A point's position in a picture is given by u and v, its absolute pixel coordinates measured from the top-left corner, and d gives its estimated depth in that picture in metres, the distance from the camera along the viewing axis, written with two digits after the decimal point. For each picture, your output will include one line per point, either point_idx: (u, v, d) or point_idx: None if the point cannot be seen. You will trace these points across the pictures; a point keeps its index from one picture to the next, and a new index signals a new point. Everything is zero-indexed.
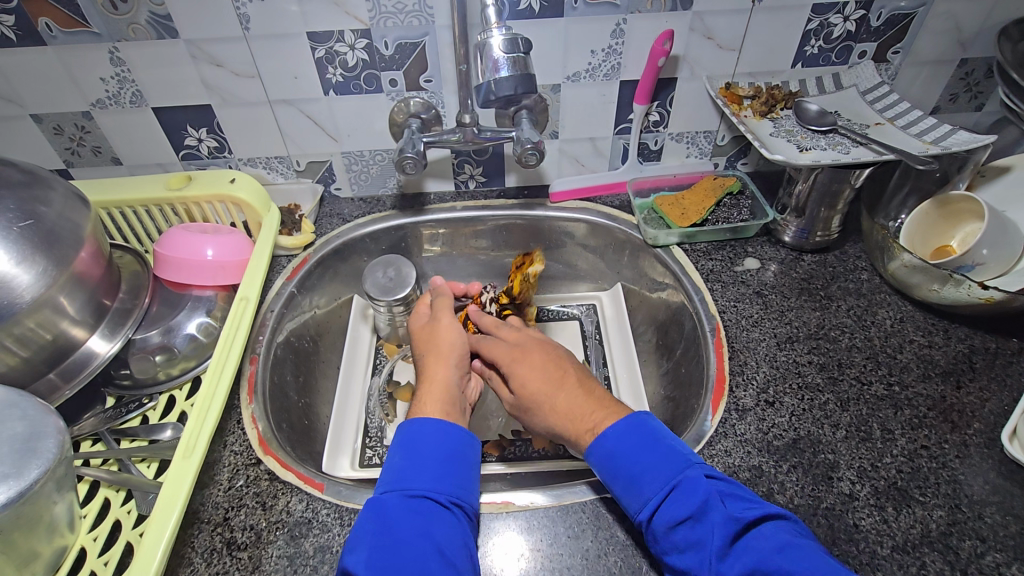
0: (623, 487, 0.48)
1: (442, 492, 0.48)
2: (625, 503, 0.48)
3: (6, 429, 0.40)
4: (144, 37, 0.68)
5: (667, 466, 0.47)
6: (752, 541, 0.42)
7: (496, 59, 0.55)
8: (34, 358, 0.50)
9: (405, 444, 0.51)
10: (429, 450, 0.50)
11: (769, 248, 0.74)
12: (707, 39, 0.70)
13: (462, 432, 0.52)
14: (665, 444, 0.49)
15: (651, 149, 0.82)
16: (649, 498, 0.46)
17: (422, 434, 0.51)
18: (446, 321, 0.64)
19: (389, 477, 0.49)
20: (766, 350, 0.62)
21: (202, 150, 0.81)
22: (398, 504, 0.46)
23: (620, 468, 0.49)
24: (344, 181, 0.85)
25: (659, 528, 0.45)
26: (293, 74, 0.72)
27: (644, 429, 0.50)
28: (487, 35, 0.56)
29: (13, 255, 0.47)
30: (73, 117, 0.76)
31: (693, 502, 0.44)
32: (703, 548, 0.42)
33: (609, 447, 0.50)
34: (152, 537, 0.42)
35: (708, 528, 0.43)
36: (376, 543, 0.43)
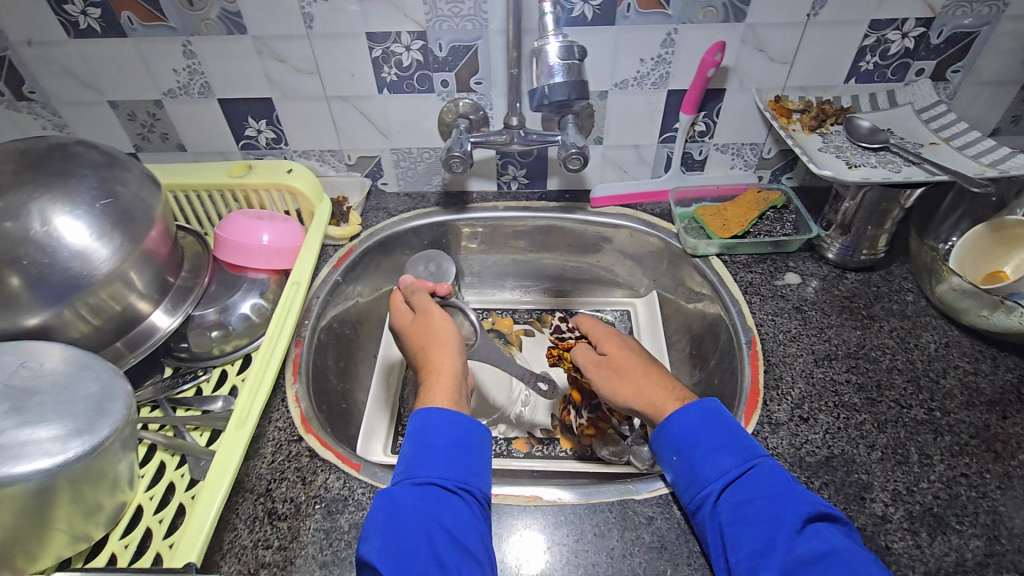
0: (696, 459, 0.50)
1: (450, 479, 0.49)
2: (693, 475, 0.50)
3: (82, 388, 0.43)
4: (215, 32, 0.72)
5: (744, 450, 0.50)
6: (826, 530, 0.44)
7: (550, 65, 0.56)
8: (104, 327, 0.54)
9: (415, 432, 0.53)
10: (440, 438, 0.52)
11: (811, 264, 0.73)
12: (759, 51, 0.70)
13: (467, 419, 0.54)
14: (740, 432, 0.52)
15: (695, 159, 0.82)
16: (722, 472, 0.49)
17: (431, 422, 0.53)
18: (428, 312, 0.65)
19: (402, 465, 0.51)
20: (803, 365, 0.62)
21: (260, 140, 0.85)
22: (409, 489, 0.48)
23: (701, 439, 0.51)
24: (391, 176, 0.88)
25: (726, 502, 0.47)
26: (350, 72, 0.75)
27: (724, 414, 0.53)
28: (543, 42, 0.57)
29: (93, 231, 0.51)
30: (146, 105, 0.81)
31: (770, 485, 0.47)
32: (775, 525, 0.45)
33: (688, 422, 0.52)
34: (204, 506, 0.45)
35: (783, 509, 0.45)
36: (386, 526, 0.46)
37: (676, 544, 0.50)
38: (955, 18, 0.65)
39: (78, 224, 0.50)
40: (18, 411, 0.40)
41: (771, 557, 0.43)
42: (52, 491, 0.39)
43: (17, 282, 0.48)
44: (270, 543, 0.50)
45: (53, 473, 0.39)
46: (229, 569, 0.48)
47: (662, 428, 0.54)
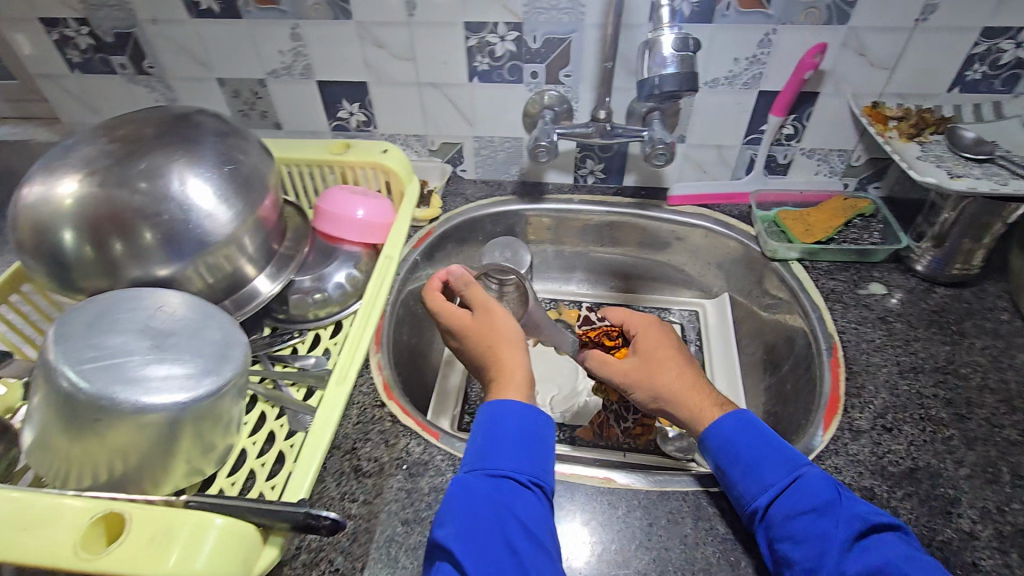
0: (738, 476, 0.50)
1: (523, 472, 0.50)
2: (737, 492, 0.50)
3: (208, 335, 0.47)
4: (322, 17, 0.76)
5: (787, 461, 0.49)
6: (877, 541, 0.44)
7: (664, 56, 0.57)
8: (217, 285, 0.59)
9: (484, 424, 0.53)
10: (510, 430, 0.51)
11: (897, 276, 0.71)
12: (859, 56, 0.68)
13: (540, 413, 0.53)
14: (778, 441, 0.51)
15: (778, 162, 0.81)
16: (767, 488, 0.48)
17: (501, 413, 0.52)
18: (483, 309, 0.61)
19: (471, 456, 0.51)
20: (887, 376, 0.60)
21: (351, 122, 0.89)
22: (482, 481, 0.49)
23: (741, 453, 0.51)
24: (470, 164, 0.90)
25: (775, 518, 0.47)
26: (444, 60, 0.78)
27: (759, 424, 0.53)
28: (658, 33, 0.58)
29: (218, 195, 0.55)
30: (250, 83, 0.86)
31: (815, 495, 0.47)
32: (825, 539, 0.44)
33: (724, 434, 0.52)
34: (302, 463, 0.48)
35: (831, 524, 0.45)
36: (463, 512, 0.46)
37: (751, 539, 0.50)
38: None
39: (205, 186, 0.54)
40: (158, 349, 0.44)
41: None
42: (183, 424, 0.43)
43: (150, 236, 0.52)
44: (356, 497, 0.53)
45: (186, 408, 0.43)
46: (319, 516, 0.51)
47: (703, 442, 0.53)
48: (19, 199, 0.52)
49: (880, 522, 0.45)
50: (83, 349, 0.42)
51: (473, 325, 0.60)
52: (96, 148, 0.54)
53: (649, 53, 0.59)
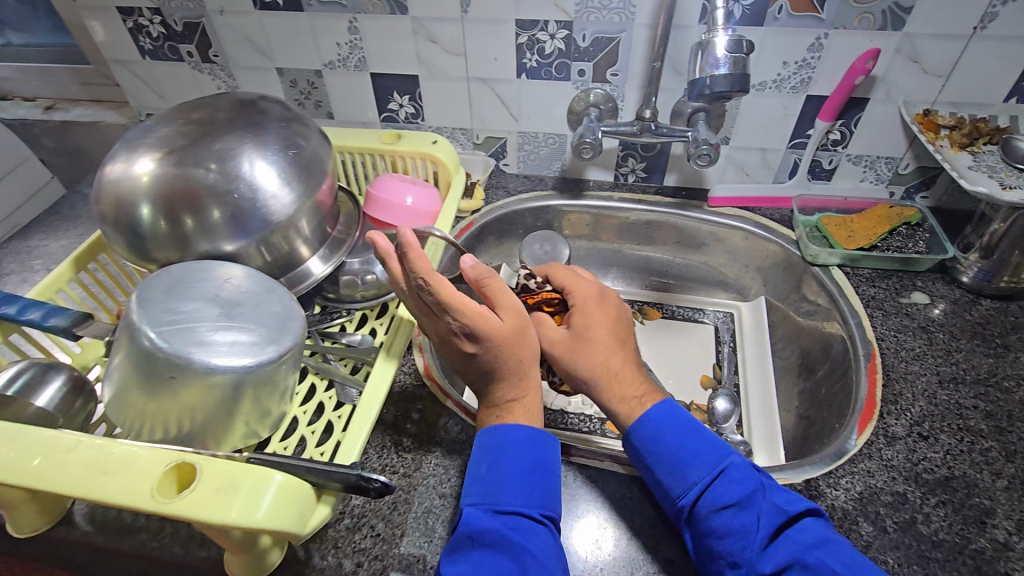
0: (664, 472, 0.50)
1: (534, 508, 0.47)
2: (664, 488, 0.50)
3: (270, 306, 0.50)
4: (380, 12, 0.79)
5: (710, 456, 0.50)
6: (798, 533, 0.45)
7: (716, 57, 0.58)
8: (275, 263, 0.62)
9: (486, 456, 0.49)
10: (514, 461, 0.48)
11: (941, 286, 0.70)
12: (913, 63, 0.68)
13: (546, 439, 0.51)
14: (700, 432, 0.52)
15: (823, 168, 0.81)
16: (694, 484, 0.49)
17: (506, 442, 0.49)
18: (507, 320, 0.51)
19: (474, 490, 0.48)
20: (926, 385, 0.60)
21: (400, 114, 0.92)
22: (491, 519, 0.46)
23: (665, 451, 0.51)
24: (513, 158, 0.92)
25: (700, 514, 0.48)
26: (494, 56, 0.80)
27: (681, 413, 0.54)
28: (712, 35, 0.59)
29: (281, 178, 0.58)
30: (307, 74, 0.90)
31: (739, 491, 0.48)
32: (745, 536, 0.46)
33: (653, 428, 0.52)
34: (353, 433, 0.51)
35: (752, 517, 0.46)
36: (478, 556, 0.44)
37: None
38: None
39: (270, 169, 0.58)
40: (227, 316, 0.48)
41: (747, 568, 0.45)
42: (246, 387, 0.46)
43: (218, 215, 0.56)
44: (397, 469, 0.56)
45: (251, 371, 0.46)
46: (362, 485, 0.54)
47: (632, 435, 0.53)
48: (103, 175, 0.57)
49: (799, 512, 0.47)
50: (162, 313, 0.46)
51: (507, 342, 0.50)
52: (173, 130, 0.58)
53: (701, 54, 0.60)
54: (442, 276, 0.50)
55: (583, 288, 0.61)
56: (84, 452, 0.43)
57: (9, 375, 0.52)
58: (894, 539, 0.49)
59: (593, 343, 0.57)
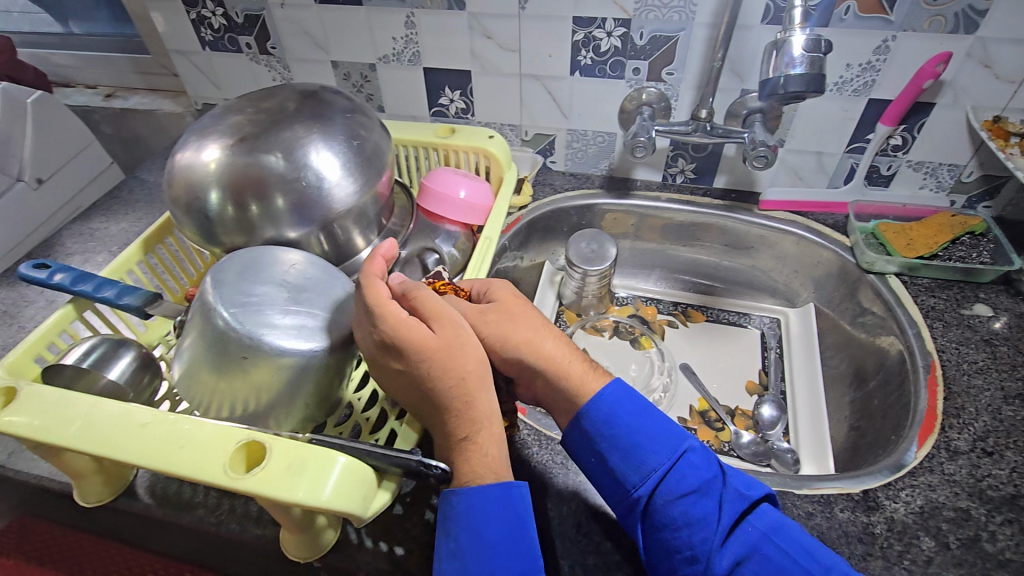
0: (615, 457, 0.49)
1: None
2: (618, 475, 0.49)
3: (333, 294, 0.52)
4: (438, 7, 0.80)
5: (666, 441, 0.49)
6: (756, 519, 0.46)
7: (792, 56, 0.57)
8: (332, 251, 0.64)
9: (454, 525, 0.45)
10: (486, 532, 0.44)
11: (1006, 299, 0.68)
12: (984, 67, 0.66)
13: (509, 494, 0.45)
14: (655, 415, 0.51)
15: (881, 174, 0.79)
16: (649, 472, 0.48)
17: (468, 512, 0.44)
18: (441, 331, 0.48)
19: (449, 562, 0.44)
20: (990, 400, 0.58)
21: (450, 109, 0.93)
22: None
23: (620, 437, 0.49)
24: (561, 156, 0.92)
25: (658, 504, 0.47)
26: (549, 53, 0.80)
27: (631, 393, 0.52)
28: (789, 35, 0.58)
29: (344, 168, 0.60)
30: (361, 68, 0.91)
31: (697, 478, 0.47)
32: (705, 527, 0.45)
33: (601, 413, 0.50)
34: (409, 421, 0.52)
35: (712, 506, 0.46)
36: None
37: None
38: None
39: (333, 159, 0.59)
40: (294, 301, 0.49)
41: (705, 559, 0.45)
42: (312, 370, 0.48)
43: (282, 202, 0.57)
44: None
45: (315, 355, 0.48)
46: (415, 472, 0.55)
47: (576, 424, 0.51)
48: (174, 161, 0.59)
49: (754, 502, 0.47)
50: (234, 296, 0.47)
51: (447, 354, 0.47)
52: (242, 118, 0.59)
53: (775, 55, 0.59)
54: (377, 278, 0.47)
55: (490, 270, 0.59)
56: (159, 427, 0.44)
57: (82, 349, 0.53)
58: (957, 556, 0.48)
59: (516, 315, 0.54)
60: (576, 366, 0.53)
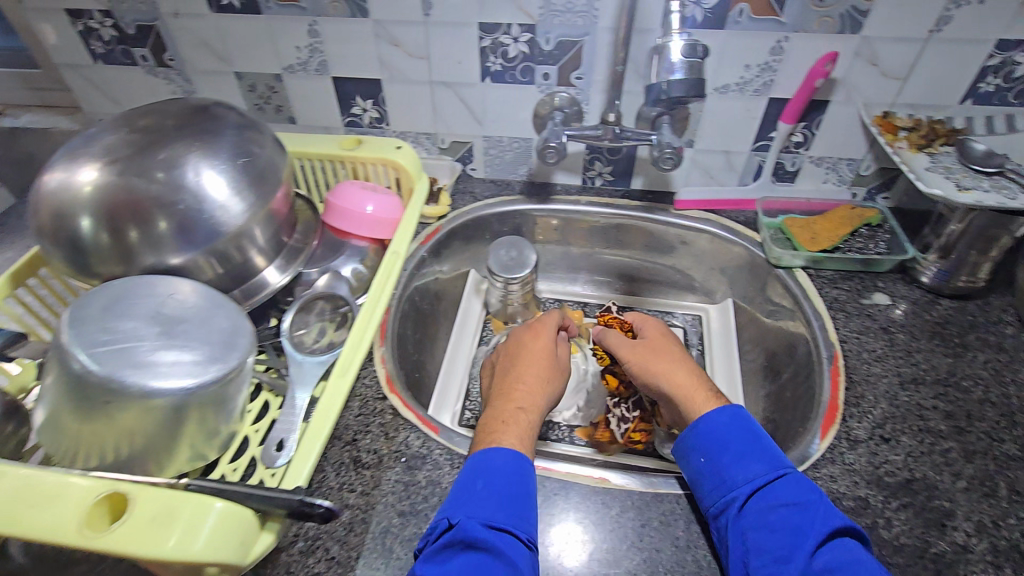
0: (724, 462, 0.51)
1: (522, 530, 0.47)
2: (722, 477, 0.51)
3: (216, 322, 0.48)
4: (341, 14, 0.77)
5: (771, 458, 0.50)
6: (846, 543, 0.44)
7: (671, 62, 0.60)
8: (227, 275, 0.60)
9: (479, 472, 0.50)
10: (504, 479, 0.49)
11: (902, 286, 0.71)
12: (872, 66, 0.68)
13: (528, 466, 0.52)
14: (767, 440, 0.52)
15: (787, 170, 0.81)
16: (751, 478, 0.49)
17: (494, 461, 0.51)
18: (543, 347, 0.65)
19: (462, 502, 0.48)
20: (887, 387, 0.60)
21: (364, 119, 0.90)
22: (485, 531, 0.46)
23: (731, 442, 0.52)
24: (480, 163, 0.91)
25: (752, 507, 0.48)
26: (458, 60, 0.79)
27: (747, 419, 0.54)
28: (667, 40, 0.60)
29: (232, 186, 0.56)
30: (267, 79, 0.87)
31: (801, 492, 0.48)
32: (798, 534, 0.45)
33: (718, 425, 0.53)
34: (303, 451, 0.49)
35: (809, 518, 0.46)
36: (470, 567, 0.43)
37: None
38: None
39: (218, 178, 0.55)
40: (167, 334, 0.46)
41: (794, 565, 0.43)
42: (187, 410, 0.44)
43: (164, 226, 0.53)
44: (354, 488, 0.55)
45: (191, 393, 0.44)
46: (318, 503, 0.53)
47: (691, 429, 0.55)
48: (40, 186, 0.54)
49: (846, 526, 0.46)
50: (97, 333, 0.44)
51: (539, 359, 0.64)
52: (116, 138, 0.55)
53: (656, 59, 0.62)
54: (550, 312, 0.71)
55: (650, 326, 0.70)
56: (8, 481, 0.39)
57: None
58: None
59: (658, 352, 0.65)
60: (683, 384, 0.60)
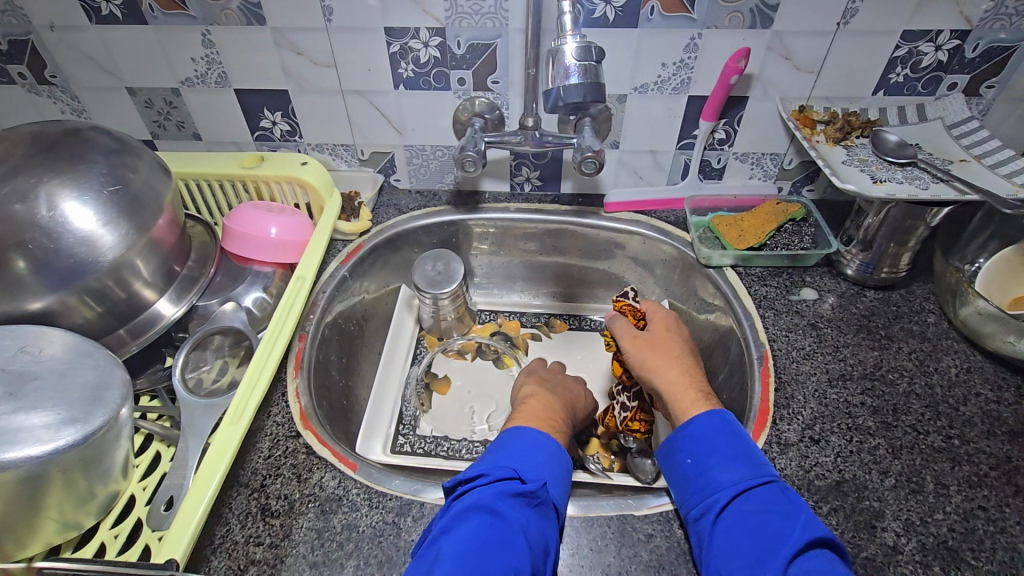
0: (709, 464, 0.49)
1: (561, 512, 0.48)
2: (708, 479, 0.49)
3: (79, 375, 0.45)
4: (234, 23, 0.70)
5: (758, 464, 0.49)
6: (826, 555, 0.42)
7: (567, 66, 0.57)
8: (108, 314, 0.55)
9: (550, 448, 0.51)
10: (566, 468, 0.51)
11: (829, 280, 0.71)
12: (784, 60, 0.67)
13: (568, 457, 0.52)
14: (756, 449, 0.50)
15: (713, 167, 0.80)
16: (736, 481, 0.47)
17: (562, 447, 0.52)
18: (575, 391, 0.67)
19: (544, 467, 0.48)
20: (816, 385, 0.60)
21: (275, 132, 0.82)
22: (552, 506, 0.47)
23: (719, 446, 0.50)
24: (403, 173, 0.86)
25: (733, 510, 0.46)
26: (368, 67, 0.73)
27: (737, 426, 0.52)
28: (560, 42, 0.58)
29: (100, 217, 0.51)
30: (163, 93, 0.78)
31: (783, 500, 0.45)
32: (777, 538, 0.43)
33: (708, 428, 0.52)
34: (188, 511, 0.45)
35: (790, 523, 0.43)
36: (540, 530, 0.44)
37: (675, 564, 0.48)
38: (992, 31, 0.63)
39: (85, 209, 0.50)
40: (12, 395, 0.42)
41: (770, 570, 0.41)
42: (43, 479, 0.40)
43: (23, 266, 0.48)
44: (261, 540, 0.49)
45: (45, 461, 0.40)
46: (219, 565, 0.47)
47: (680, 431, 0.53)
48: None
49: (828, 539, 0.43)
50: None
51: (573, 392, 0.66)
52: None
53: (552, 62, 0.59)
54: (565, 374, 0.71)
55: (659, 315, 0.66)
56: None
57: None
58: None
59: (660, 346, 0.61)
60: (677, 386, 0.57)
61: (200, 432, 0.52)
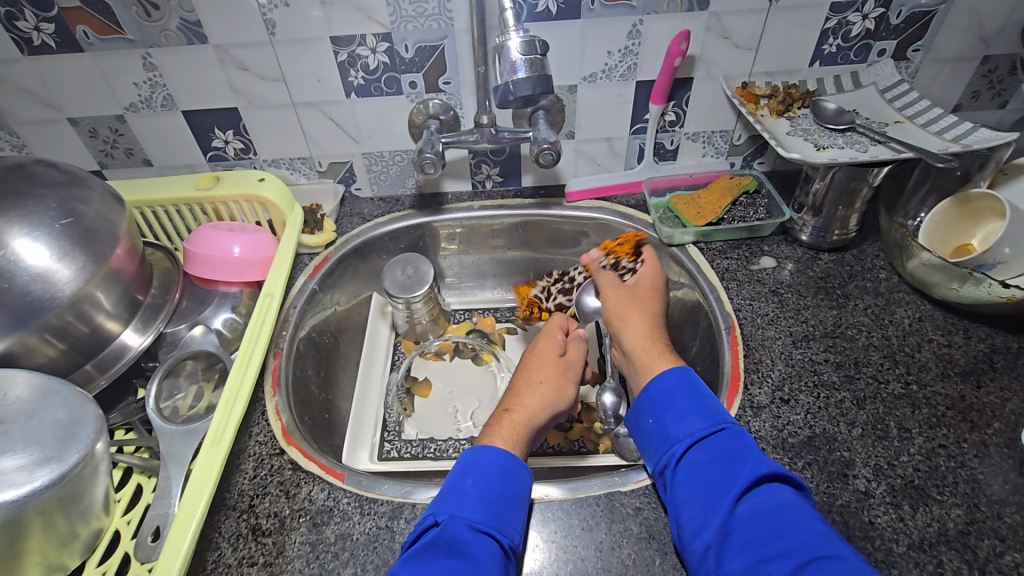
0: (666, 421, 0.52)
1: (505, 535, 0.46)
2: (665, 435, 0.51)
3: (49, 415, 0.44)
4: (175, 44, 0.68)
5: (712, 415, 0.51)
6: (779, 491, 0.44)
7: (514, 61, 0.58)
8: (73, 350, 0.54)
9: (471, 471, 0.50)
10: (493, 481, 0.49)
11: (785, 247, 0.74)
12: (724, 39, 0.70)
13: (521, 469, 0.51)
14: (711, 399, 0.53)
15: (667, 148, 0.82)
16: (690, 433, 0.50)
17: (487, 461, 0.51)
18: (547, 361, 0.65)
19: (450, 501, 0.48)
20: (782, 348, 0.62)
21: (228, 151, 0.81)
22: (468, 533, 0.45)
23: (673, 402, 0.53)
24: (364, 181, 0.86)
25: (688, 461, 0.49)
26: (317, 78, 0.73)
27: (695, 381, 0.54)
28: (506, 38, 0.59)
29: (54, 253, 0.50)
30: (107, 120, 0.76)
31: (733, 447, 0.48)
32: (728, 482, 0.45)
33: (664, 387, 0.54)
34: (175, 541, 0.44)
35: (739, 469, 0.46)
36: (444, 566, 0.43)
37: (664, 533, 0.50)
38: None
39: (37, 245, 0.49)
40: None
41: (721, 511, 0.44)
42: (21, 523, 0.40)
43: None
44: (255, 559, 0.49)
45: (21, 504, 0.39)
46: None
47: (643, 392, 0.55)
48: None
49: (778, 475, 0.46)
50: None
51: (540, 372, 0.63)
52: None
53: (500, 57, 0.60)
54: (539, 343, 0.67)
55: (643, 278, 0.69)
56: None
57: None
58: None
59: (631, 308, 0.66)
60: (647, 342, 0.62)
61: (181, 458, 0.51)
